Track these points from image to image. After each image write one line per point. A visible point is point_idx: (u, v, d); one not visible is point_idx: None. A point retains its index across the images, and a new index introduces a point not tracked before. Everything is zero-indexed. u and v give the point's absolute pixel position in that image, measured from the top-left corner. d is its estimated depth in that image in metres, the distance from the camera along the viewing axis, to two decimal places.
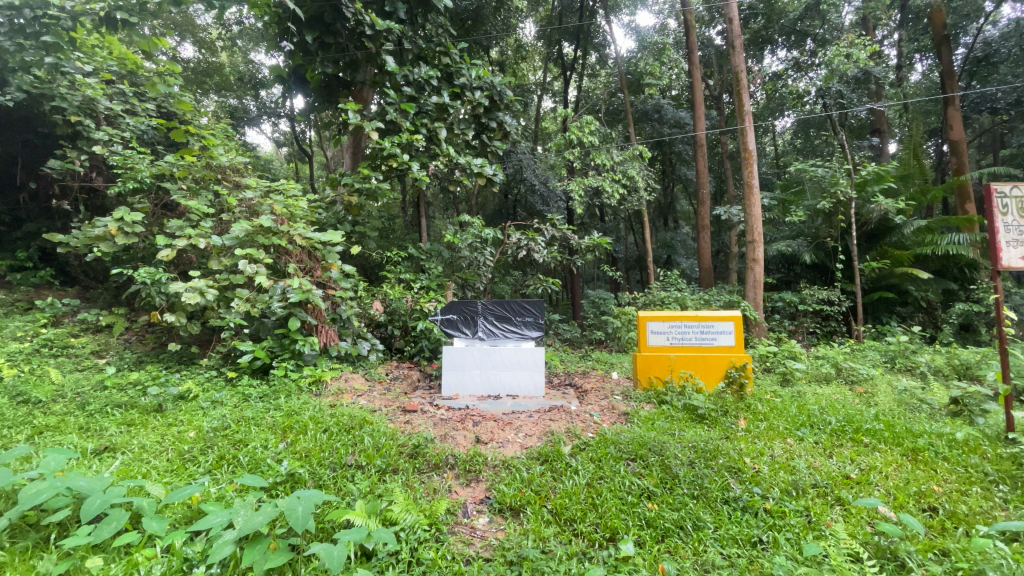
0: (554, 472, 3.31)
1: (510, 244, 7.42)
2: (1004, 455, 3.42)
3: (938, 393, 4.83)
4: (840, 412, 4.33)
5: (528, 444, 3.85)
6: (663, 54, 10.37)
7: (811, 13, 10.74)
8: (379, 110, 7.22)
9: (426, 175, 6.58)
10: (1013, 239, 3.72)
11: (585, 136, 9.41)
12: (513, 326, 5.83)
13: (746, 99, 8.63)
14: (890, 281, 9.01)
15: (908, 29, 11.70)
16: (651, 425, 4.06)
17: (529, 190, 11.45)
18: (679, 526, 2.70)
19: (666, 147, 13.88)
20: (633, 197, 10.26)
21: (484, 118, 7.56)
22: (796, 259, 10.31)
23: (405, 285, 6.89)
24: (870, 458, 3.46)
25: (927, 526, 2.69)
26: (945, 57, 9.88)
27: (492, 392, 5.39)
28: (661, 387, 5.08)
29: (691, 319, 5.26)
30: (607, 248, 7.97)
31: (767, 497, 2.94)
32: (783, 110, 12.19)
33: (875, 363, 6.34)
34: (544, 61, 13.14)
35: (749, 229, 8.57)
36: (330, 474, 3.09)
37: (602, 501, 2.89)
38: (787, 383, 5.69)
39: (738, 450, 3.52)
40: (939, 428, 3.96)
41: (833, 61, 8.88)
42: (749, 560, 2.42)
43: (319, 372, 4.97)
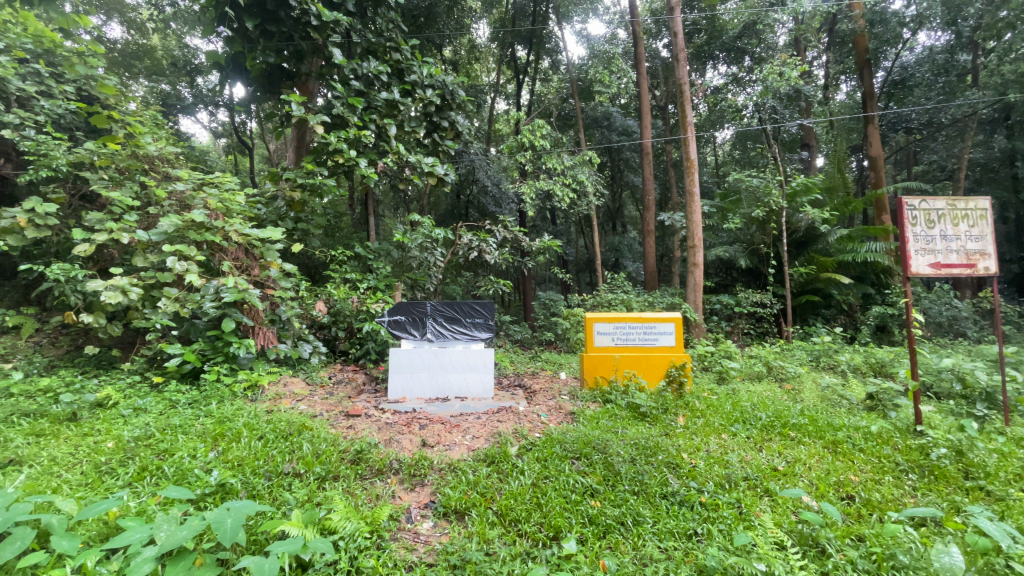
0: (500, 472, 3.30)
1: (462, 245, 7.32)
2: (912, 446, 3.73)
3: (855, 389, 5.24)
4: (769, 408, 4.60)
5: (475, 446, 3.81)
6: (612, 63, 10.65)
7: (750, 32, 11.38)
8: (325, 104, 6.95)
9: (374, 172, 6.39)
10: (922, 248, 4.08)
11: (537, 139, 9.56)
12: (463, 328, 5.77)
13: (689, 109, 8.99)
14: (816, 285, 9.68)
15: (835, 52, 12.64)
16: (597, 423, 4.14)
17: (481, 191, 11.36)
18: (620, 522, 2.76)
19: (615, 153, 14.25)
20: (583, 201, 10.50)
21: (436, 117, 7.48)
22: (733, 264, 10.89)
23: (351, 285, 6.70)
24: (795, 451, 3.69)
25: (845, 513, 2.89)
26: (866, 80, 10.69)
27: (440, 395, 5.32)
28: (605, 387, 5.21)
29: (635, 320, 5.42)
30: (558, 251, 8.02)
31: (702, 491, 3.06)
32: (723, 122, 12.83)
33: (802, 361, 6.79)
34: (497, 63, 13.16)
35: (691, 234, 8.92)
36: (265, 483, 2.94)
37: (547, 501, 2.91)
38: (723, 381, 6.00)
39: (676, 446, 3.65)
40: (857, 421, 4.28)
41: (768, 79, 9.44)
42: (685, 552, 2.51)
43: (255, 377, 4.72)
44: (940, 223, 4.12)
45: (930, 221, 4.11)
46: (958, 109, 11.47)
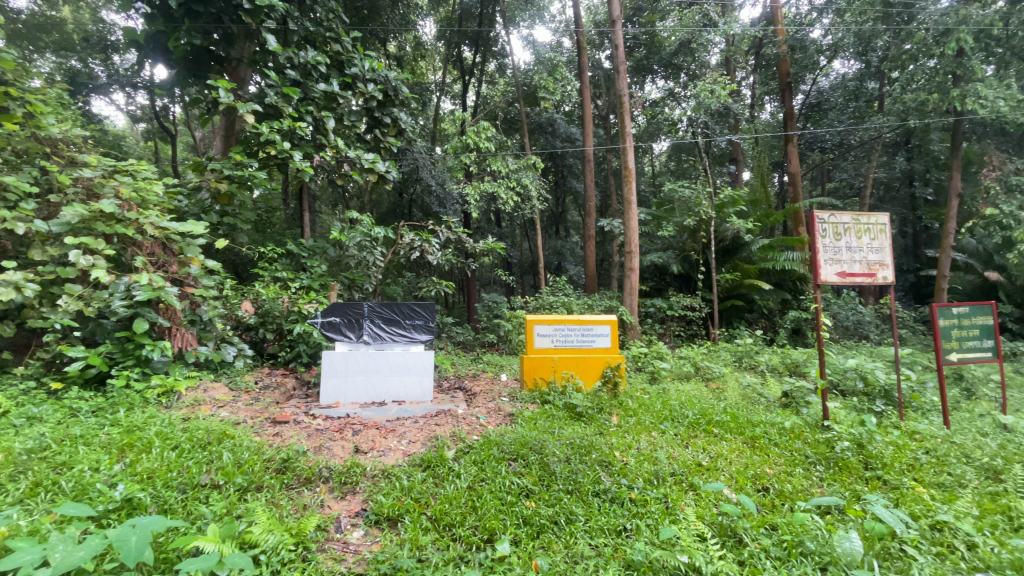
0: (435, 477, 3.25)
1: (402, 245, 7.13)
2: (819, 440, 4.07)
3: (772, 387, 5.64)
4: (696, 406, 4.86)
5: (411, 451, 3.74)
6: (556, 71, 10.87)
7: (685, 50, 12.00)
8: (258, 93, 6.59)
9: (310, 166, 6.11)
10: (830, 258, 4.47)
11: (482, 141, 9.57)
12: (401, 330, 5.61)
13: (628, 120, 9.31)
14: (740, 290, 10.34)
15: (760, 74, 13.59)
16: (533, 424, 4.19)
17: (425, 190, 11.10)
18: (554, 522, 2.80)
19: (559, 159, 14.56)
20: (527, 205, 10.63)
21: (377, 112, 7.29)
22: (667, 270, 11.42)
23: (282, 284, 6.39)
24: (718, 447, 3.92)
25: (761, 504, 3.10)
26: (788, 102, 11.46)
27: (376, 399, 5.17)
28: (544, 387, 5.29)
29: (573, 322, 5.54)
30: (500, 253, 8.05)
31: (632, 488, 3.18)
32: (659, 135, 13.42)
33: (726, 361, 7.23)
34: (443, 62, 13.05)
35: (628, 240, 9.25)
36: (179, 496, 2.73)
37: (482, 503, 2.90)
38: (654, 381, 6.28)
39: (609, 445, 3.77)
40: (773, 417, 4.61)
41: (701, 95, 10.00)
42: (614, 548, 2.59)
43: (171, 382, 4.37)
44: (846, 236, 4.52)
45: (837, 233, 4.51)
46: (865, 132, 12.64)
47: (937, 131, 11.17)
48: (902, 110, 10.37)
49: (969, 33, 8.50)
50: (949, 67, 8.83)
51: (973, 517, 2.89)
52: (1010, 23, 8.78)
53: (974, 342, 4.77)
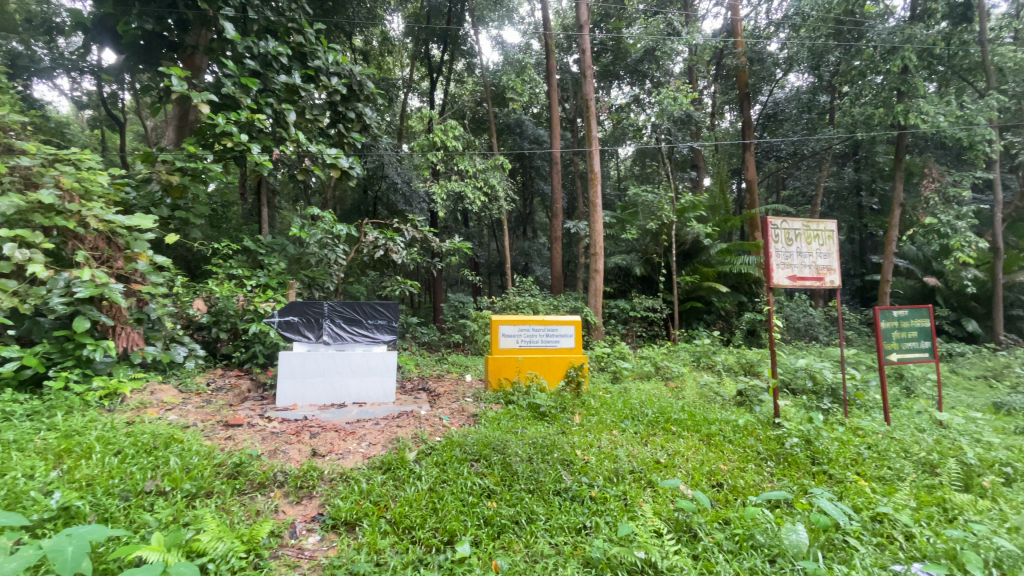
0: (396, 480, 3.20)
1: (366, 243, 6.98)
2: (771, 436, 4.24)
3: (727, 386, 5.85)
4: (655, 405, 4.98)
5: (371, 453, 3.67)
6: (525, 72, 10.92)
7: (650, 58, 12.30)
8: (215, 82, 6.33)
9: (269, 160, 5.91)
10: (782, 262, 4.67)
11: (449, 140, 9.51)
12: (363, 330, 5.50)
13: (595, 124, 9.45)
14: (699, 292, 10.67)
15: (721, 84, 14.07)
16: (497, 425, 4.20)
17: (390, 188, 10.93)
18: (515, 522, 2.81)
19: (527, 160, 14.63)
20: (494, 205, 10.64)
21: (341, 107, 7.13)
22: (630, 272, 11.66)
23: (237, 282, 6.17)
24: (676, 444, 4.03)
25: (715, 499, 3.20)
26: (746, 111, 11.90)
27: (336, 401, 5.06)
28: (509, 387, 5.30)
29: (538, 323, 5.57)
30: (467, 252, 8.01)
31: (592, 486, 3.22)
32: (624, 139, 13.66)
33: (685, 361, 7.45)
34: (411, 59, 12.91)
35: (593, 242, 9.39)
36: (121, 504, 2.58)
37: (443, 505, 2.87)
38: (616, 380, 6.41)
39: (571, 444, 3.82)
40: (728, 415, 4.78)
41: (665, 102, 10.26)
42: (573, 546, 2.62)
43: (115, 384, 4.14)
44: (797, 241, 4.73)
45: (789, 238, 4.71)
46: (817, 143, 13.27)
47: (881, 143, 11.85)
48: (851, 123, 10.93)
49: (912, 53, 9.05)
50: (895, 84, 9.40)
51: (910, 508, 3.08)
52: (952, 43, 9.58)
53: (913, 343, 5.08)
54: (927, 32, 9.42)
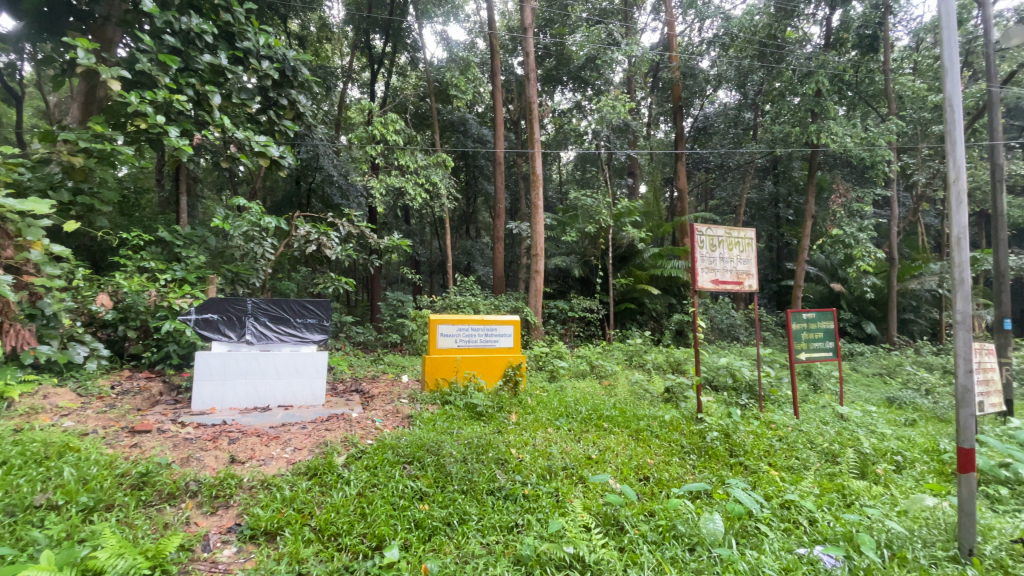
0: (322, 486, 3.07)
1: (296, 237, 6.63)
2: (694, 430, 4.49)
3: (656, 384, 6.13)
4: (589, 403, 5.13)
5: (296, 459, 3.50)
6: (468, 70, 10.85)
7: (591, 66, 12.60)
8: (129, 57, 5.78)
9: (189, 146, 5.47)
10: (706, 267, 4.95)
11: (390, 133, 9.27)
12: (290, 329, 5.25)
13: (537, 126, 9.56)
14: (633, 294, 11.09)
15: (657, 96, 14.72)
16: (432, 425, 4.14)
17: (326, 180, 10.49)
18: (446, 523, 2.78)
19: (470, 159, 14.55)
20: (435, 202, 10.50)
21: (273, 93, 6.75)
22: (569, 273, 11.93)
23: (150, 276, 5.68)
24: (607, 440, 4.17)
25: (641, 492, 3.34)
26: (679, 123, 12.50)
27: (258, 404, 4.78)
28: (446, 387, 5.24)
29: (477, 322, 5.56)
30: (406, 250, 7.85)
31: (525, 484, 3.26)
32: (566, 144, 13.92)
33: (619, 360, 7.73)
34: (351, 48, 12.47)
35: (534, 243, 9.51)
36: (4, 521, 2.30)
37: (372, 509, 2.79)
38: (553, 379, 6.53)
39: (506, 443, 3.84)
40: (656, 412, 5.00)
41: (604, 110, 10.58)
42: (505, 544, 2.63)
43: (0, 388, 3.68)
44: (720, 247, 5.04)
45: (712, 244, 5.01)
46: (742, 156, 14.22)
47: (797, 159, 12.89)
48: (771, 140, 11.78)
49: (824, 78, 9.91)
50: (809, 106, 10.25)
51: (814, 494, 3.37)
52: (860, 70, 10.58)
53: (819, 343, 5.56)
54: (838, 60, 10.33)
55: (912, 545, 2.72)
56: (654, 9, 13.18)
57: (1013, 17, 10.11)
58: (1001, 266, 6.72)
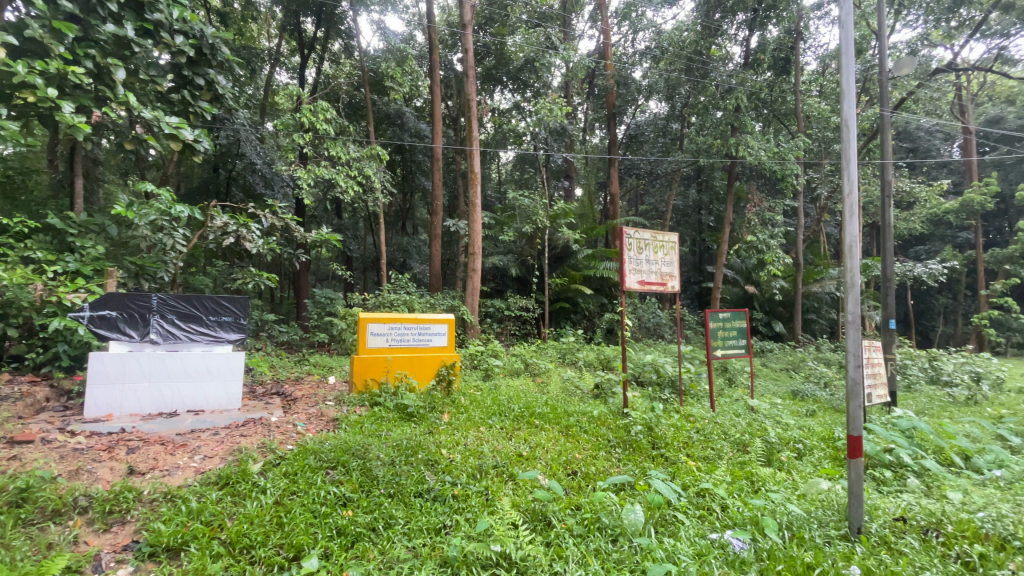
0: (235, 495, 2.88)
1: (212, 228, 6.14)
2: (620, 425, 4.68)
3: (586, 381, 6.33)
4: (521, 401, 5.19)
5: (205, 467, 3.26)
6: (405, 63, 10.58)
7: (530, 68, 12.74)
8: (15, 20, 5.07)
9: (88, 124, 4.90)
10: (632, 268, 5.16)
11: (320, 122, 8.86)
12: (202, 327, 4.86)
13: (476, 123, 9.50)
14: (567, 294, 11.38)
15: (593, 102, 15.19)
16: (359, 428, 4.00)
17: (248, 169, 9.83)
18: (371, 529, 2.69)
19: (407, 154, 14.23)
20: (369, 196, 10.18)
21: (188, 71, 6.21)
22: (506, 272, 12.02)
23: (36, 268, 5.05)
24: (537, 437, 4.24)
25: (569, 487, 3.42)
26: (612, 130, 12.95)
27: (164, 410, 4.40)
28: (375, 389, 5.08)
29: (410, 320, 5.43)
30: (335, 245, 7.53)
31: (455, 484, 3.24)
32: (505, 144, 14.01)
33: (552, 358, 7.91)
34: (279, 30, 11.78)
35: (471, 241, 9.46)
36: None
37: (290, 519, 2.65)
38: (487, 377, 6.56)
39: (437, 443, 3.79)
40: (585, 408, 5.16)
41: (542, 112, 10.72)
42: (431, 547, 2.59)
43: None
44: (645, 250, 5.28)
45: (639, 247, 5.23)
46: (669, 164, 15.01)
47: (718, 169, 13.80)
48: (695, 150, 12.51)
49: (742, 95, 10.66)
50: (730, 120, 10.97)
51: (727, 482, 3.62)
52: (774, 90, 11.50)
53: (733, 340, 5.98)
54: (755, 79, 11.17)
55: (810, 526, 2.99)
56: (591, 17, 13.55)
57: (904, 50, 11.32)
58: (887, 272, 7.54)
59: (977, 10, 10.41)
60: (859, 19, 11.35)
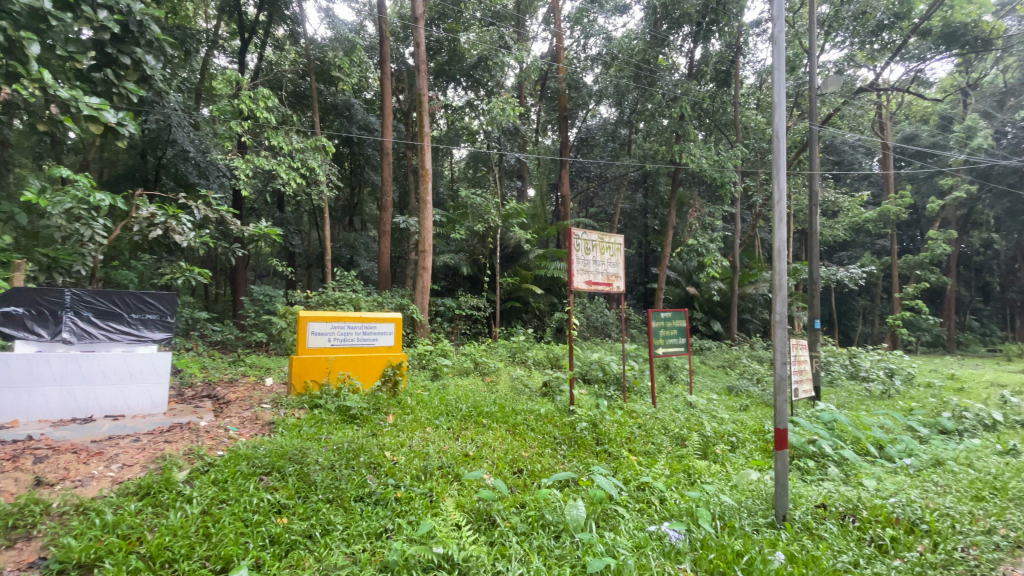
0: (157, 507, 2.69)
1: (137, 218, 5.69)
2: (565, 422, 4.76)
3: (534, 379, 6.41)
4: (469, 400, 5.17)
5: (124, 477, 3.02)
6: (354, 53, 10.26)
7: (483, 66, 12.63)
8: None
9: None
10: (580, 268, 5.27)
11: (261, 110, 8.43)
12: (122, 325, 4.52)
13: (427, 119, 9.36)
14: (518, 293, 11.45)
15: (545, 104, 15.37)
16: (297, 432, 3.85)
17: (180, 156, 9.21)
18: (307, 537, 2.59)
19: (356, 147, 13.80)
20: (314, 189, 9.80)
21: (113, 49, 5.72)
22: (457, 271, 11.94)
23: None
24: (484, 436, 4.24)
25: (515, 485, 3.44)
26: (563, 132, 13.15)
27: (77, 416, 4.04)
28: (316, 390, 4.89)
29: (354, 319, 5.29)
30: (276, 240, 7.19)
31: (399, 486, 3.18)
32: (457, 142, 13.90)
33: (502, 356, 7.94)
34: (217, 10, 11.09)
35: (422, 239, 9.31)
36: None
37: (218, 529, 2.51)
38: (435, 377, 6.49)
39: (380, 445, 3.71)
40: (533, 406, 5.22)
41: (495, 111, 10.72)
42: (371, 552, 2.52)
43: None
44: (593, 251, 5.40)
45: (586, 247, 5.34)
46: (618, 168, 15.44)
47: (664, 175, 14.35)
48: (642, 156, 12.94)
49: (686, 103, 11.13)
50: (675, 128, 11.43)
51: (665, 475, 3.77)
52: (716, 101, 12.06)
53: (673, 339, 6.22)
54: (698, 90, 11.66)
55: (740, 515, 3.16)
56: (545, 19, 13.68)
57: (832, 69, 12.21)
58: (813, 276, 8.11)
59: (897, 36, 11.34)
60: (793, 38, 12.10)
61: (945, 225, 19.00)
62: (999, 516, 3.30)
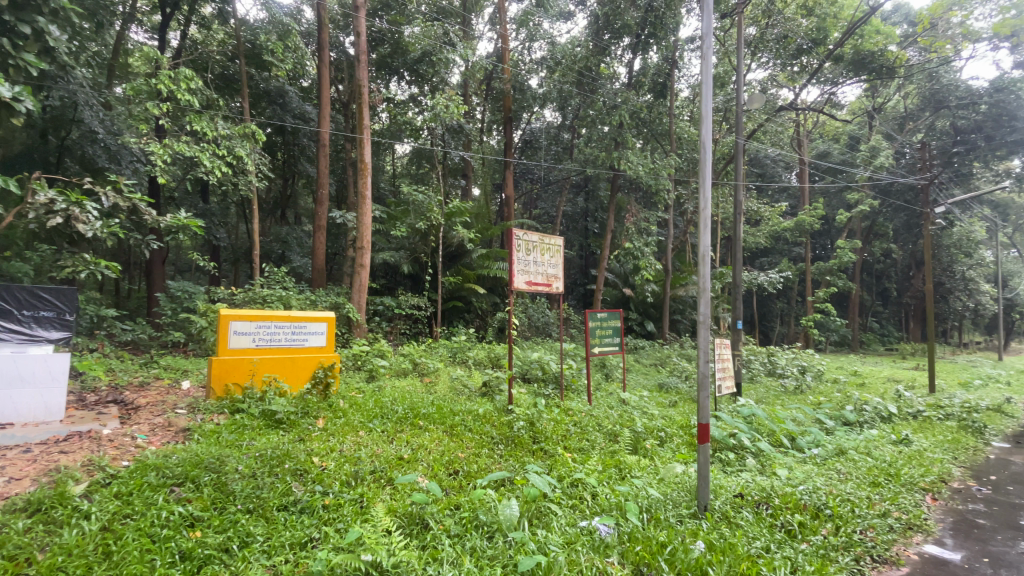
0: (49, 524, 2.44)
1: (32, 204, 5.10)
2: (503, 421, 4.79)
3: (473, 379, 6.40)
4: (405, 402, 5.08)
5: (9, 492, 2.71)
6: (289, 38, 9.77)
7: (427, 61, 12.08)
8: None
9: None
10: (521, 268, 5.32)
11: (183, 92, 7.83)
12: (11, 323, 4.07)
13: (367, 111, 9.06)
14: (460, 292, 11.40)
15: (490, 104, 15.37)
16: (215, 439, 3.61)
17: (88, 137, 8.37)
18: (223, 550, 2.44)
19: (290, 136, 13.14)
20: (243, 179, 9.23)
21: (10, 15, 5.12)
22: (397, 269, 11.68)
23: None
24: (420, 438, 4.18)
25: (449, 486, 3.42)
26: (507, 133, 13.20)
27: None
28: (238, 394, 4.61)
29: (283, 319, 5.03)
30: (198, 232, 6.70)
31: (327, 493, 3.06)
32: (399, 137, 13.59)
33: (441, 357, 7.87)
34: None
35: (360, 235, 9.01)
36: None
37: (121, 546, 2.31)
38: (371, 378, 6.32)
39: (308, 451, 3.57)
40: (471, 406, 5.21)
41: (438, 108, 10.59)
42: (294, 563, 2.42)
43: None
44: (533, 251, 5.47)
45: (527, 248, 5.41)
46: (560, 171, 15.73)
47: (604, 180, 14.79)
48: (584, 160, 13.27)
49: (625, 112, 11.56)
50: (614, 135, 11.97)
51: (598, 471, 3.89)
52: (653, 111, 12.59)
53: (609, 338, 6.42)
54: (637, 100, 12.12)
55: (665, 507, 3.33)
56: (491, 19, 13.69)
57: (757, 87, 13.11)
58: (737, 280, 8.66)
59: (813, 60, 12.33)
60: (723, 56, 12.88)
61: (852, 235, 20.95)
62: (892, 500, 3.71)
